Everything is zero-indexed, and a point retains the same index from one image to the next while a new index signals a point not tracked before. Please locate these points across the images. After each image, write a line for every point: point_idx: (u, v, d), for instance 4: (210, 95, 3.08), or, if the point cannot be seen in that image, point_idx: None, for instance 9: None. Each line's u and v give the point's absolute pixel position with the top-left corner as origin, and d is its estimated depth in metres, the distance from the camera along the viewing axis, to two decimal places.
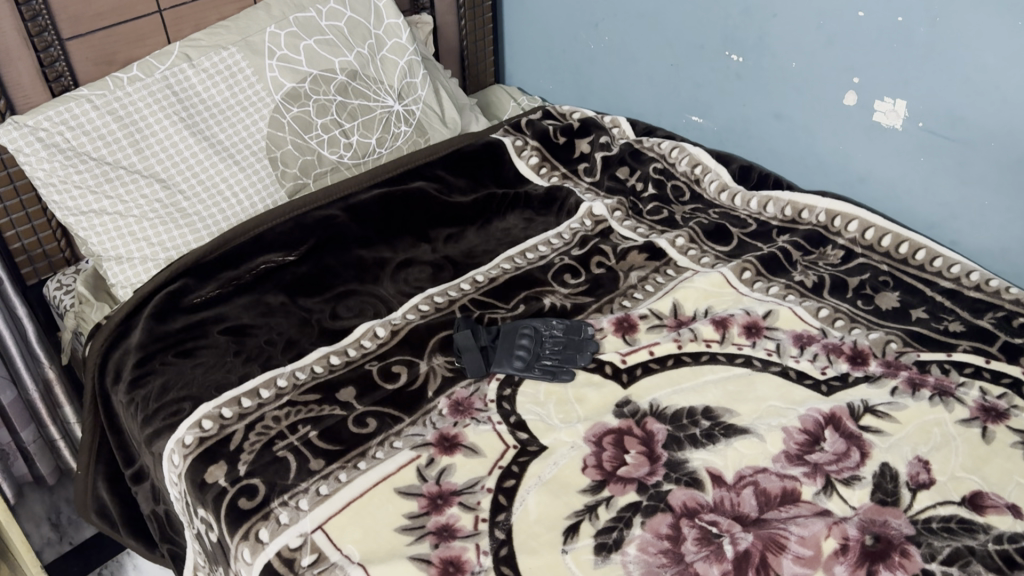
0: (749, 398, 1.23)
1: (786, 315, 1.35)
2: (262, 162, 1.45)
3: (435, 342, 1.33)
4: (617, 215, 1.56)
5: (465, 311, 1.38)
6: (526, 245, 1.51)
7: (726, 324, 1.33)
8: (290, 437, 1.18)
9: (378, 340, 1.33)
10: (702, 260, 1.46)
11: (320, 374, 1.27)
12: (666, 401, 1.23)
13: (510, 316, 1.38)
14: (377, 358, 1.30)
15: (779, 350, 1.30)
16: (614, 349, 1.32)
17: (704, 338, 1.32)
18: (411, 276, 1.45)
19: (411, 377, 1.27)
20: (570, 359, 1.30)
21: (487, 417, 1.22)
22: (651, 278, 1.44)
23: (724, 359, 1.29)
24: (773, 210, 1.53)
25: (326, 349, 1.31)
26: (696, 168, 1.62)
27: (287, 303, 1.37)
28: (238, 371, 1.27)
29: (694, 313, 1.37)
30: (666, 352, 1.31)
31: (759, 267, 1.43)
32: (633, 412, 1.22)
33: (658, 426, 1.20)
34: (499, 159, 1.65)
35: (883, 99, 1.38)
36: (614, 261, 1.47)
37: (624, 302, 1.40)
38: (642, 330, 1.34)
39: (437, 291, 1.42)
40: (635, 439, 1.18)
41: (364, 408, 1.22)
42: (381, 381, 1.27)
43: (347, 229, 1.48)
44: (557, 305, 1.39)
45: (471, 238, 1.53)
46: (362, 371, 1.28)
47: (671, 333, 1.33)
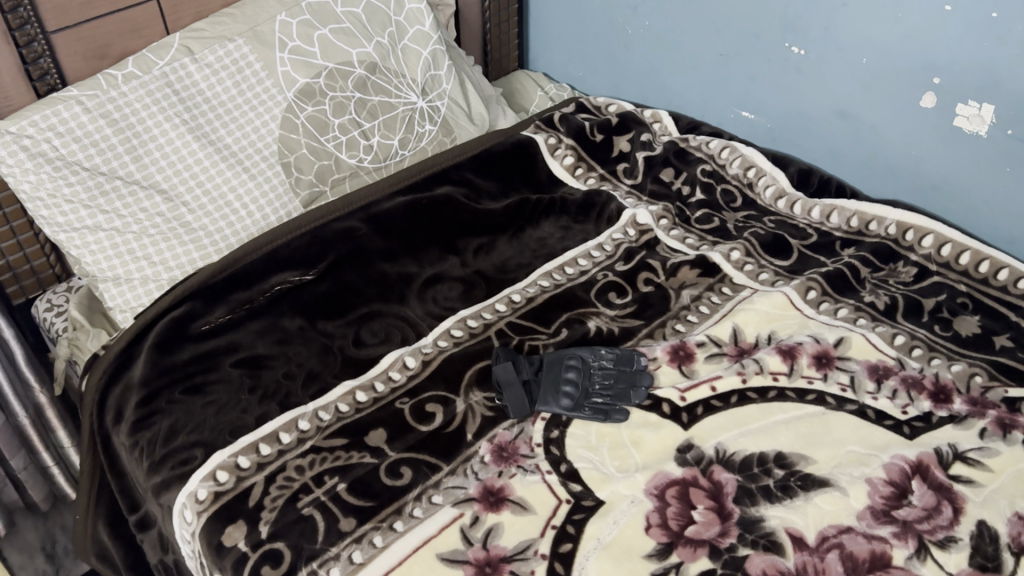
0: (825, 443, 1.12)
1: (860, 343, 1.23)
2: (274, 168, 1.31)
3: (472, 374, 1.20)
4: (663, 223, 1.42)
5: (503, 337, 1.24)
6: (565, 258, 1.37)
7: (794, 354, 1.21)
8: (315, 491, 1.05)
9: (409, 372, 1.20)
10: (760, 277, 1.34)
11: (347, 414, 1.14)
12: (734, 446, 1.12)
13: (553, 343, 1.24)
14: (409, 394, 1.17)
15: (853, 385, 1.19)
16: (671, 383, 1.19)
17: (771, 371, 1.20)
18: (441, 294, 1.31)
19: (448, 416, 1.14)
20: (623, 397, 1.17)
21: (535, 465, 1.09)
22: (706, 298, 1.31)
23: (793, 397, 1.17)
24: (837, 221, 1.40)
25: (351, 384, 1.18)
26: (749, 171, 1.48)
27: (305, 328, 1.23)
28: (254, 411, 1.13)
29: (756, 340, 1.24)
30: (729, 387, 1.18)
31: (825, 285, 1.31)
32: (698, 459, 1.10)
33: (727, 476, 1.08)
34: (532, 159, 1.51)
35: (966, 102, 1.24)
36: (663, 278, 1.34)
37: (678, 327, 1.27)
38: (702, 360, 1.22)
39: (470, 313, 1.28)
40: (701, 491, 1.07)
41: (397, 455, 1.10)
42: (414, 422, 1.14)
43: (370, 242, 1.33)
44: (604, 330, 1.26)
45: (505, 249, 1.39)
46: (392, 410, 1.15)
47: (734, 364, 1.21)
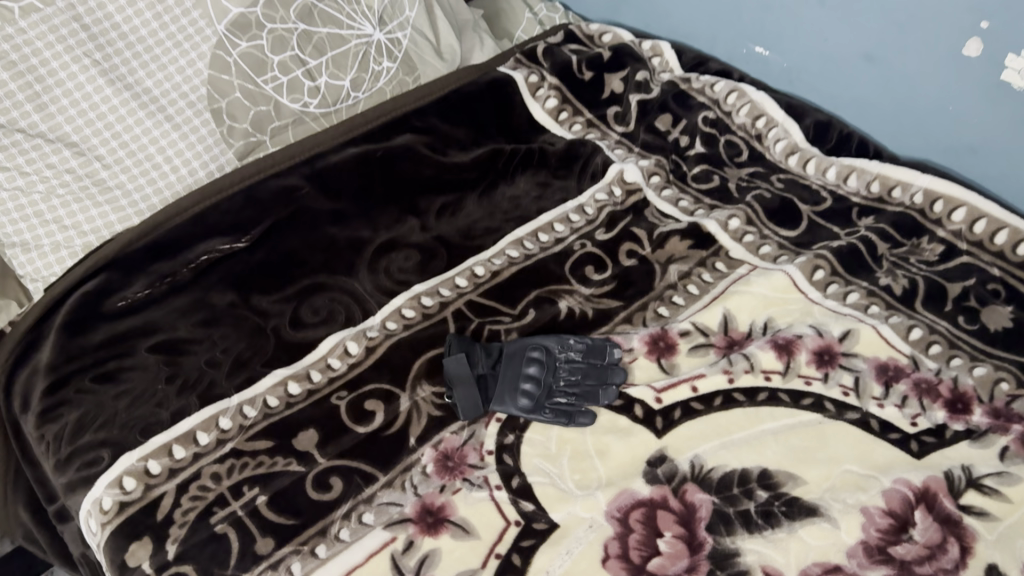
0: (818, 460, 0.97)
1: (869, 337, 1.07)
2: (202, 116, 1.14)
3: (421, 365, 1.05)
4: (654, 181, 1.25)
5: (460, 319, 1.09)
6: (539, 222, 1.20)
7: (791, 350, 1.05)
8: (232, 504, 0.93)
9: (350, 360, 1.06)
10: (761, 251, 1.16)
11: (275, 410, 1.01)
12: (713, 461, 0.98)
13: (517, 327, 1.09)
14: (348, 387, 1.04)
15: (857, 389, 1.03)
16: (647, 380, 1.04)
17: (763, 370, 1.04)
18: (394, 264, 1.15)
19: (389, 416, 1.01)
20: (590, 397, 1.02)
21: (483, 478, 0.96)
22: (696, 275, 1.14)
23: (787, 401, 1.02)
24: (855, 184, 1.21)
25: (283, 373, 1.04)
26: (758, 120, 1.27)
27: (236, 304, 1.09)
28: (171, 405, 1.01)
29: (749, 329, 1.08)
30: (714, 388, 1.03)
31: (835, 265, 1.14)
32: (670, 476, 0.96)
33: (702, 498, 0.95)
34: (510, 101, 1.32)
35: (1019, 54, 1.03)
36: (649, 250, 1.17)
37: (660, 310, 1.11)
38: (684, 353, 1.06)
39: (425, 289, 1.12)
40: (670, 515, 0.93)
41: (329, 463, 0.97)
42: (351, 422, 1.00)
43: (315, 204, 1.18)
44: (576, 312, 1.10)
45: (472, 209, 1.22)
46: (327, 407, 1.02)
47: (720, 360, 1.05)
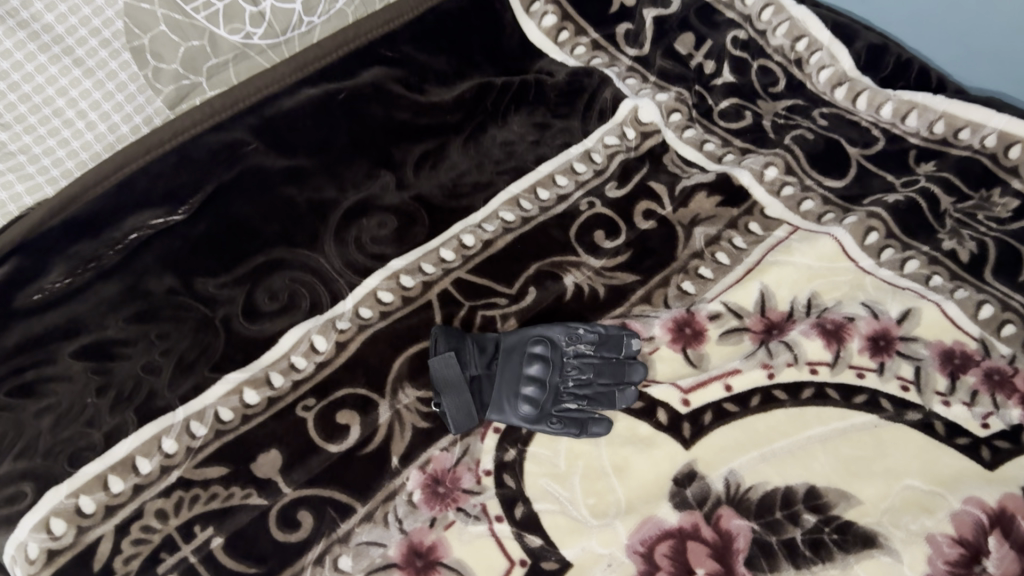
0: (875, 475, 0.83)
1: (932, 317, 0.91)
2: (118, 56, 0.84)
3: (403, 364, 0.89)
4: (674, 120, 1.05)
5: (447, 305, 0.93)
6: (538, 174, 1.02)
7: (842, 336, 0.90)
8: (182, 549, 0.79)
9: (317, 360, 0.89)
10: (803, 207, 0.98)
11: (230, 426, 0.85)
12: (751, 478, 0.83)
13: (516, 311, 0.93)
14: (316, 393, 0.87)
15: (918, 382, 0.88)
16: (672, 377, 0.89)
17: (808, 362, 0.88)
18: (366, 233, 0.96)
19: (367, 431, 0.85)
20: (604, 401, 0.87)
21: (480, 507, 0.81)
22: (725, 239, 0.96)
23: (837, 399, 0.87)
24: (915, 123, 1.01)
25: (236, 378, 0.88)
26: (799, 42, 1.04)
27: (176, 291, 0.88)
28: (105, 423, 0.83)
29: (790, 309, 0.91)
30: (749, 386, 0.87)
31: (892, 226, 0.96)
32: (701, 498, 0.82)
33: (739, 524, 0.81)
34: (497, 20, 1.01)
35: None
36: (670, 209, 0.99)
37: (686, 287, 0.93)
38: (714, 341, 0.90)
39: (404, 266, 0.95)
40: (702, 548, 0.79)
41: (296, 494, 0.82)
42: (321, 438, 0.84)
43: (267, 162, 0.91)
44: (584, 291, 0.94)
45: (456, 158, 1.01)
46: (291, 422, 0.85)
47: (758, 351, 0.89)
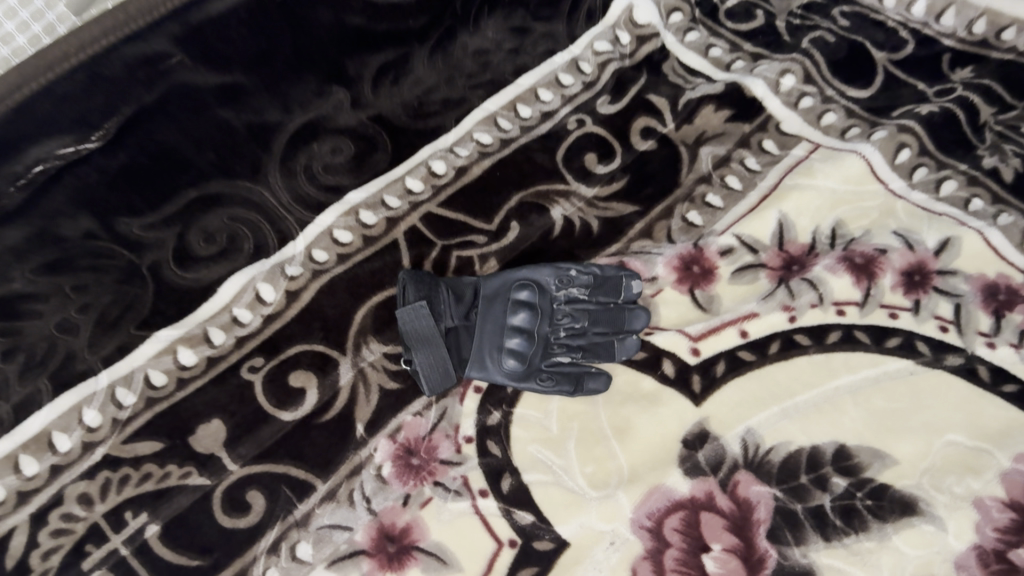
0: (912, 430, 0.72)
1: (973, 247, 0.79)
2: None
3: (366, 315, 0.77)
4: (674, 21, 0.90)
5: (417, 245, 0.80)
6: (518, 88, 0.85)
7: (873, 271, 0.78)
8: (111, 540, 0.67)
9: (265, 312, 0.76)
10: (824, 121, 0.85)
11: (164, 393, 0.72)
12: (772, 438, 0.72)
13: (497, 251, 0.80)
14: (264, 350, 0.75)
15: (958, 322, 0.77)
16: (679, 323, 0.77)
17: (835, 302, 0.77)
18: (317, 160, 0.77)
19: (325, 395, 0.73)
20: (602, 353, 0.75)
21: (462, 480, 0.71)
22: (735, 160, 0.83)
23: (867, 342, 0.76)
24: (952, 23, 0.88)
25: (169, 337, 0.73)
26: None
27: (94, 235, 0.67)
28: (14, 395, 0.67)
29: (812, 241, 0.79)
30: (768, 332, 0.76)
31: (926, 142, 0.84)
32: (715, 463, 0.71)
33: (759, 491, 0.70)
34: None
35: None
36: (671, 127, 0.85)
37: (692, 218, 0.81)
38: (725, 281, 0.78)
39: (364, 199, 0.80)
40: (718, 520, 0.69)
41: (244, 472, 0.70)
42: (272, 405, 0.72)
43: (195, 79, 0.65)
44: (575, 226, 0.81)
45: (421, 73, 0.79)
46: (236, 386, 0.73)
47: (777, 291, 0.77)
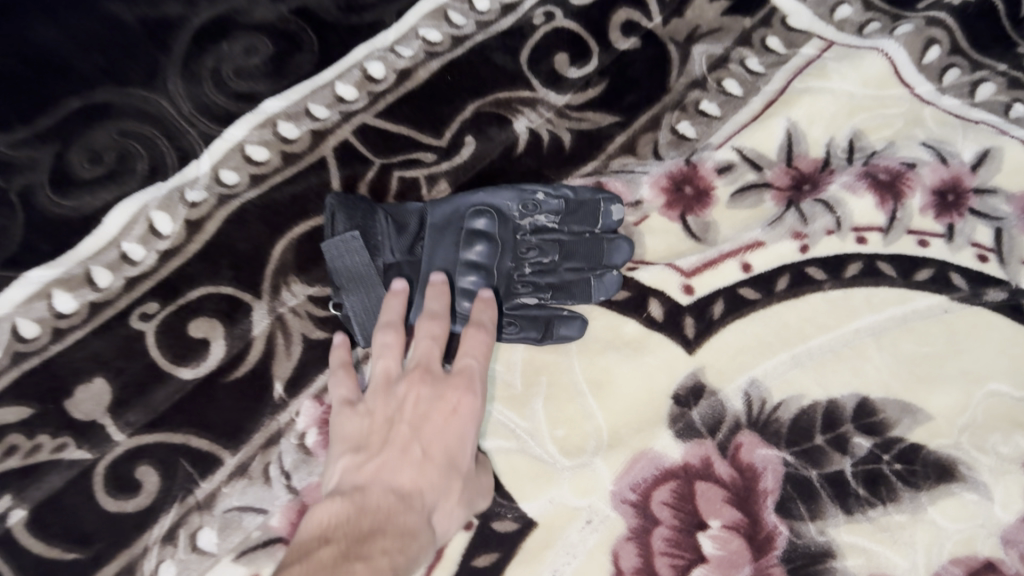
0: (949, 379, 0.60)
1: (1017, 160, 0.66)
2: None
3: (286, 250, 0.63)
4: None
5: (349, 164, 0.65)
6: None
7: (899, 190, 0.65)
8: None
9: (161, 248, 0.60)
10: (840, 13, 0.70)
11: (31, 346, 0.57)
12: (782, 391, 0.60)
13: (448, 172, 0.66)
14: (160, 293, 0.60)
15: (1000, 249, 0.64)
16: (668, 256, 0.64)
17: (854, 228, 0.64)
18: (227, 63, 0.60)
19: (234, 349, 0.60)
20: (576, 293, 0.62)
21: None
22: (735, 60, 0.69)
23: (893, 275, 0.63)
24: None
25: (42, 277, 0.57)
26: None
27: None
28: None
29: (826, 155, 0.66)
30: (776, 264, 0.63)
31: (961, 37, 0.70)
32: (713, 423, 0.59)
33: (766, 455, 0.58)
34: None
35: None
36: (658, 20, 0.68)
37: (683, 128, 0.67)
38: (723, 205, 0.65)
39: (282, 108, 0.63)
40: (717, 491, 0.57)
41: (134, 441, 0.57)
42: (167, 360, 0.59)
43: None
44: (543, 141, 0.67)
45: None
46: (124, 336, 0.59)
47: (787, 216, 0.64)
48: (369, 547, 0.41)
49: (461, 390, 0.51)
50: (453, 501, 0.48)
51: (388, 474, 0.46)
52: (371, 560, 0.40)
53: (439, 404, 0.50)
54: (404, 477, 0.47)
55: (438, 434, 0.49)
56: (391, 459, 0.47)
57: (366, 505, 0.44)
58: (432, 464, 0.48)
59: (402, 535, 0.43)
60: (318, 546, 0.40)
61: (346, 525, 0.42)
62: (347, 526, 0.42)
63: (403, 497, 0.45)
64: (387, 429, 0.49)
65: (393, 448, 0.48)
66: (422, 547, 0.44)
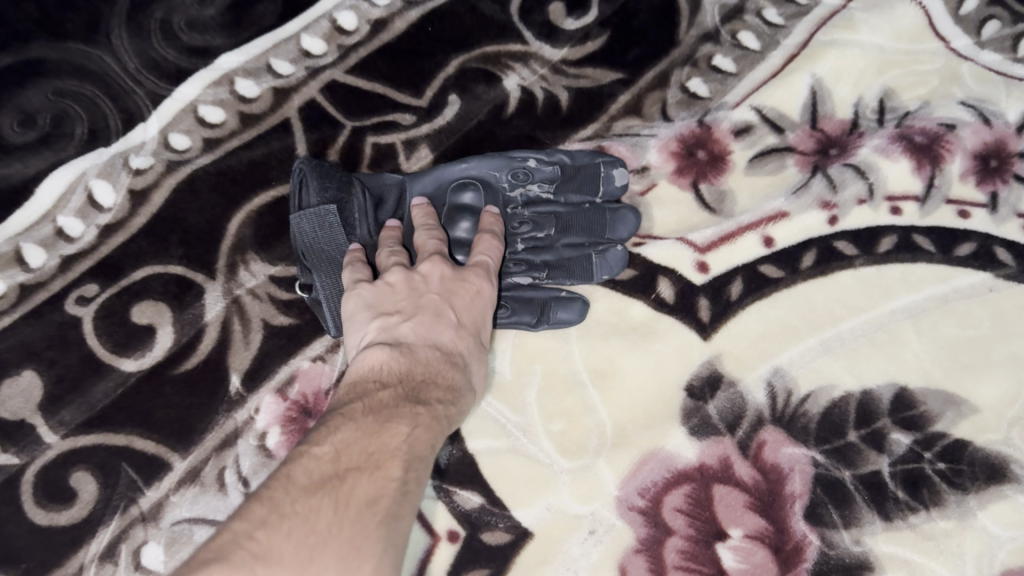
0: (996, 367, 0.53)
1: None
2: None
3: (244, 225, 0.55)
4: None
5: (316, 127, 0.57)
6: None
7: (938, 154, 0.58)
8: None
9: (101, 222, 0.54)
10: None
11: None
12: (809, 381, 0.53)
13: (429, 135, 0.58)
14: (99, 274, 0.53)
15: None
16: (678, 230, 0.57)
17: (887, 197, 0.57)
18: (178, 13, 0.56)
19: (185, 337, 0.52)
20: (575, 272, 0.54)
21: None
22: (752, 11, 0.61)
23: (931, 250, 0.56)
24: None
25: None
26: None
27: None
28: None
29: (855, 116, 0.59)
30: (802, 238, 0.56)
31: None
32: (732, 418, 0.52)
33: (792, 454, 0.51)
34: None
35: None
36: None
37: (694, 86, 0.60)
38: (740, 171, 0.58)
39: (239, 65, 0.56)
40: (737, 496, 0.50)
41: (68, 445, 0.49)
42: (107, 350, 0.51)
43: None
44: (536, 101, 0.59)
45: None
46: (58, 324, 0.51)
47: (812, 184, 0.57)
48: (423, 396, 0.40)
49: (481, 276, 0.48)
50: (485, 364, 0.47)
51: (427, 331, 0.43)
52: (429, 406, 0.40)
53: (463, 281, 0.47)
54: (445, 336, 0.44)
55: (470, 307, 0.46)
56: (422, 325, 0.44)
57: (413, 357, 0.42)
58: (467, 334, 0.45)
59: (450, 391, 0.42)
60: (374, 390, 0.39)
61: (397, 375, 0.41)
62: (401, 373, 0.41)
63: (447, 355, 0.43)
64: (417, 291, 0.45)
65: (426, 310, 0.45)
66: (463, 404, 0.43)
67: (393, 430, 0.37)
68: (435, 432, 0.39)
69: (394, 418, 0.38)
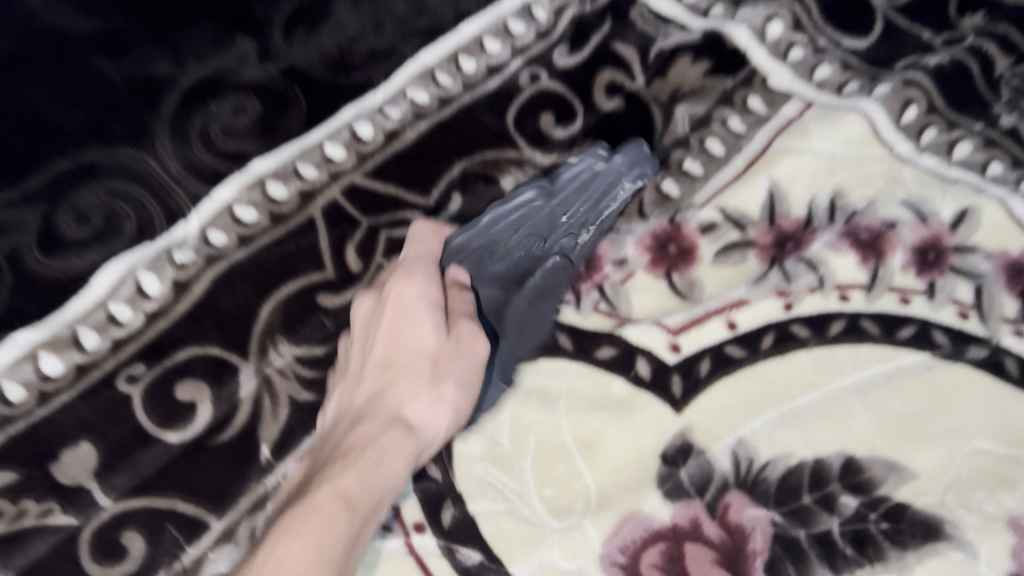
0: (933, 436, 0.60)
1: (993, 220, 0.68)
2: None
3: (274, 311, 0.63)
4: None
5: (338, 225, 0.65)
6: (458, 35, 0.65)
7: (881, 249, 0.67)
8: None
9: (148, 309, 0.60)
10: (818, 74, 0.70)
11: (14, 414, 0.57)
12: (769, 450, 0.60)
13: None
14: (146, 356, 0.60)
15: (979, 307, 0.66)
16: (655, 314, 0.65)
17: (837, 286, 0.65)
18: (215, 123, 0.60)
19: (223, 410, 0.61)
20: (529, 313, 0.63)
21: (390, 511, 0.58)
22: (718, 120, 0.69)
23: (876, 333, 0.64)
24: None
25: (26, 340, 0.57)
26: None
27: None
28: None
29: (809, 214, 0.67)
30: (762, 323, 0.64)
31: (936, 96, 0.71)
32: (701, 483, 0.59)
33: (755, 515, 0.58)
34: None
35: None
36: (641, 82, 0.69)
37: (667, 188, 0.68)
38: (708, 263, 0.66)
39: (270, 168, 0.63)
40: (706, 553, 0.57)
41: (119, 507, 0.57)
42: (154, 424, 0.59)
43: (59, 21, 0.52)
44: None
45: (342, 18, 0.61)
46: (109, 401, 0.59)
47: (770, 275, 0.65)
48: (329, 472, 0.52)
49: (398, 280, 0.58)
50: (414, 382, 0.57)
51: (351, 402, 0.58)
52: (327, 485, 0.51)
53: (379, 311, 0.58)
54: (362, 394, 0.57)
55: (380, 341, 0.58)
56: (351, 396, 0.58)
57: (334, 435, 0.56)
58: (382, 372, 0.57)
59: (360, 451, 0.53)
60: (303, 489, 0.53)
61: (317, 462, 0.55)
62: (322, 456, 0.55)
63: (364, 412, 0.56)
64: (357, 358, 0.59)
65: (354, 372, 0.59)
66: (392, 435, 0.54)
67: (286, 530, 0.48)
68: (340, 512, 0.49)
69: (297, 517, 0.49)
